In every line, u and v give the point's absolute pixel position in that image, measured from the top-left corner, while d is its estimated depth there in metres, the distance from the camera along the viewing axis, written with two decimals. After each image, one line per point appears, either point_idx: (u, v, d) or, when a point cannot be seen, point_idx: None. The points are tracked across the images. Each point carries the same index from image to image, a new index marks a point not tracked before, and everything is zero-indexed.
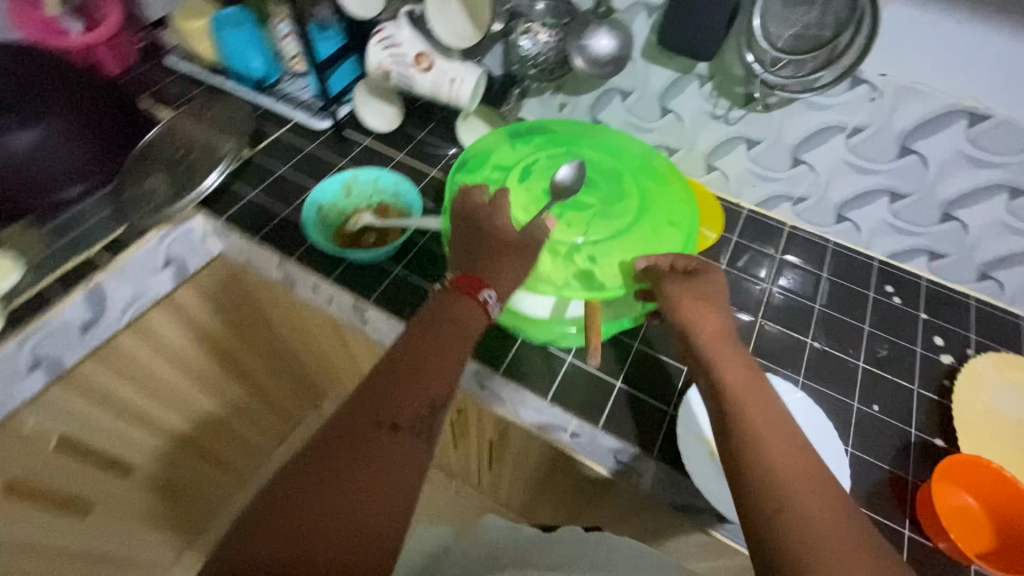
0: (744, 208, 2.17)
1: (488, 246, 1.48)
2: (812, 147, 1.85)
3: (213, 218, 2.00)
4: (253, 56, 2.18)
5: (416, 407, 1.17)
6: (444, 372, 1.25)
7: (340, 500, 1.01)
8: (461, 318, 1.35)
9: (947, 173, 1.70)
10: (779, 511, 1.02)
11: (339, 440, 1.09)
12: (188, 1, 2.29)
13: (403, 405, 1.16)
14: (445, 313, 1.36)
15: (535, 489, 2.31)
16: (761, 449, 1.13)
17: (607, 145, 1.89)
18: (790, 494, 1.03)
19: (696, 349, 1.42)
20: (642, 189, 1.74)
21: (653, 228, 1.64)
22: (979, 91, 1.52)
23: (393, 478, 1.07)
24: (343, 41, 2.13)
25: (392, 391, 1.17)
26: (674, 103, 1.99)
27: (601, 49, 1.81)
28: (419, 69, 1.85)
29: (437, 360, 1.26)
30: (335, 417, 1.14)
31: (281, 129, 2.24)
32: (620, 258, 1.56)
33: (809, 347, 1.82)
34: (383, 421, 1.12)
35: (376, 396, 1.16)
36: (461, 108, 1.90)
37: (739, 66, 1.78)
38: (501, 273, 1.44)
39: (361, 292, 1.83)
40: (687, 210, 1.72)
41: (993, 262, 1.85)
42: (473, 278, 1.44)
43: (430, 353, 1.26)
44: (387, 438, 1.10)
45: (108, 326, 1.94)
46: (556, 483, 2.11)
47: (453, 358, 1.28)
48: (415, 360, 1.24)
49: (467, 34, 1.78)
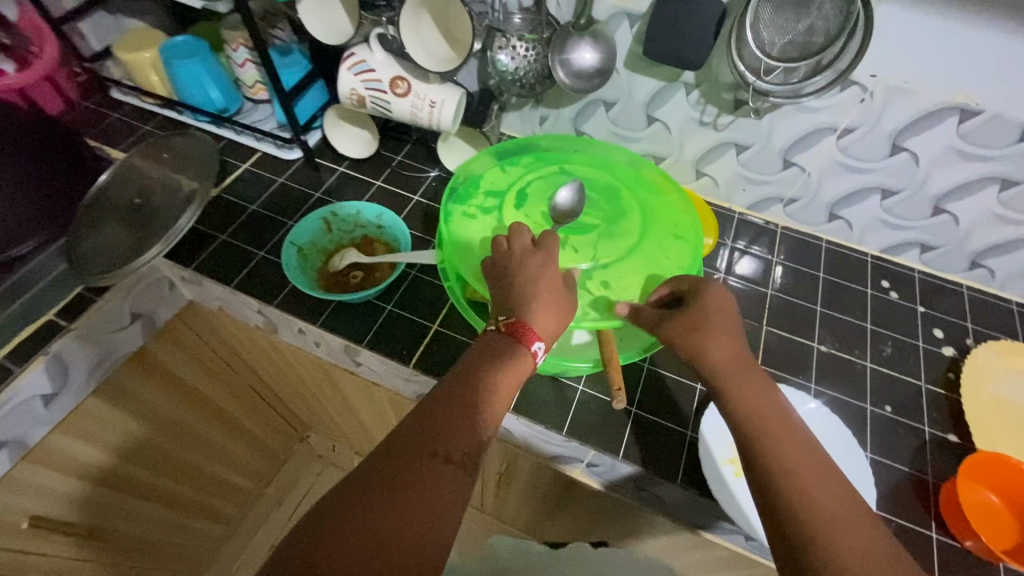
0: (736, 211, 2.14)
1: (503, 281, 1.42)
2: (803, 149, 1.84)
3: (182, 266, 1.85)
4: (210, 86, 2.01)
5: (465, 440, 1.13)
6: (493, 408, 1.21)
7: (390, 532, 0.98)
8: (512, 358, 1.30)
9: (938, 168, 1.72)
10: (825, 554, 0.97)
11: (390, 462, 1.07)
12: (129, 31, 2.11)
13: (456, 437, 1.12)
14: (493, 352, 1.30)
15: (545, 513, 2.24)
16: (798, 483, 1.07)
17: (599, 157, 1.83)
18: (834, 536, 0.98)
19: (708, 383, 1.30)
20: (641, 204, 1.70)
21: (658, 244, 1.61)
22: (968, 87, 1.53)
23: (442, 514, 1.03)
24: (308, 65, 1.99)
25: (445, 423, 1.14)
26: (660, 111, 1.96)
27: (584, 64, 1.79)
28: (395, 94, 1.76)
29: (485, 395, 1.21)
30: (388, 439, 1.12)
31: (247, 163, 2.10)
32: (631, 280, 1.54)
33: (816, 351, 1.80)
34: (437, 450, 1.09)
35: (427, 425, 1.13)
36: (443, 130, 1.84)
37: (726, 72, 1.76)
38: (544, 305, 1.37)
39: (353, 336, 1.70)
40: (690, 220, 1.68)
41: (984, 250, 1.87)
42: (529, 329, 1.33)
43: (478, 392, 1.21)
44: (437, 472, 1.06)
45: (74, 394, 1.79)
46: (569, 506, 2.05)
47: (504, 392, 1.25)
48: (468, 391, 1.21)
49: (445, 56, 1.67)
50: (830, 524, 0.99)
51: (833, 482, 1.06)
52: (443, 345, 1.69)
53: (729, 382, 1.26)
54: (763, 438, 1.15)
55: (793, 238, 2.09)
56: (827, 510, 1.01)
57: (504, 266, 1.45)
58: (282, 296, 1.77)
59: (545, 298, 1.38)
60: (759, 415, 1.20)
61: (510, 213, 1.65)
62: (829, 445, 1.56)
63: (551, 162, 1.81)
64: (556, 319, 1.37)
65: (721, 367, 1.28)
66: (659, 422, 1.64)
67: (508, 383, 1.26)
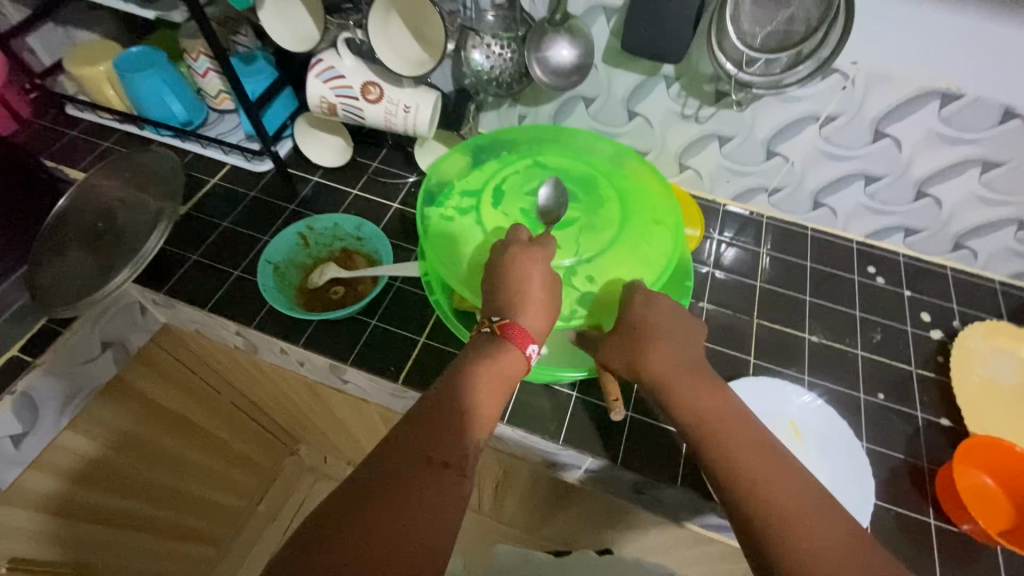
0: (720, 203, 2.12)
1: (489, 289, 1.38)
2: (785, 139, 1.82)
3: (152, 290, 1.76)
4: (172, 99, 1.91)
5: (460, 446, 1.09)
6: (487, 411, 1.18)
7: (385, 542, 0.93)
8: (503, 361, 1.26)
9: (920, 153, 1.71)
10: (791, 556, 0.95)
11: (383, 474, 1.02)
12: (81, 43, 1.99)
13: (451, 443, 1.08)
14: (487, 354, 1.25)
15: (544, 517, 2.20)
16: (748, 477, 1.06)
17: (575, 145, 1.76)
18: (791, 533, 0.97)
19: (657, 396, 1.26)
20: (620, 191, 1.64)
21: (641, 232, 1.56)
22: (950, 72, 1.52)
23: (441, 521, 0.99)
24: (274, 72, 1.89)
25: (439, 430, 1.09)
26: (641, 105, 1.92)
27: (561, 60, 1.73)
28: (367, 101, 1.69)
29: (480, 398, 1.17)
30: (378, 450, 1.06)
31: (216, 177, 2.01)
32: (617, 272, 1.49)
33: (808, 342, 1.80)
34: (433, 458, 1.05)
35: (421, 432, 1.08)
36: (419, 135, 1.77)
37: (707, 64, 1.72)
38: (536, 303, 1.33)
39: (337, 354, 1.65)
40: (671, 204, 1.62)
41: (967, 232, 1.88)
42: (521, 330, 1.29)
43: (473, 395, 1.17)
44: (435, 480, 1.02)
45: (45, 431, 1.72)
46: (568, 510, 2.01)
47: (496, 396, 1.21)
48: (459, 397, 1.17)
49: (418, 59, 1.61)
50: (790, 521, 0.98)
51: (791, 475, 1.05)
52: (430, 358, 1.64)
53: (672, 385, 1.24)
54: (717, 450, 1.12)
55: (779, 228, 2.07)
56: (788, 509, 1.00)
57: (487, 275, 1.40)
58: (260, 316, 1.70)
59: (529, 305, 1.33)
60: (708, 412, 1.19)
61: (489, 212, 1.58)
62: (825, 437, 1.55)
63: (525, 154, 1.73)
64: (546, 322, 1.34)
65: (665, 374, 1.26)
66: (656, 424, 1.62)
67: (501, 389, 1.22)
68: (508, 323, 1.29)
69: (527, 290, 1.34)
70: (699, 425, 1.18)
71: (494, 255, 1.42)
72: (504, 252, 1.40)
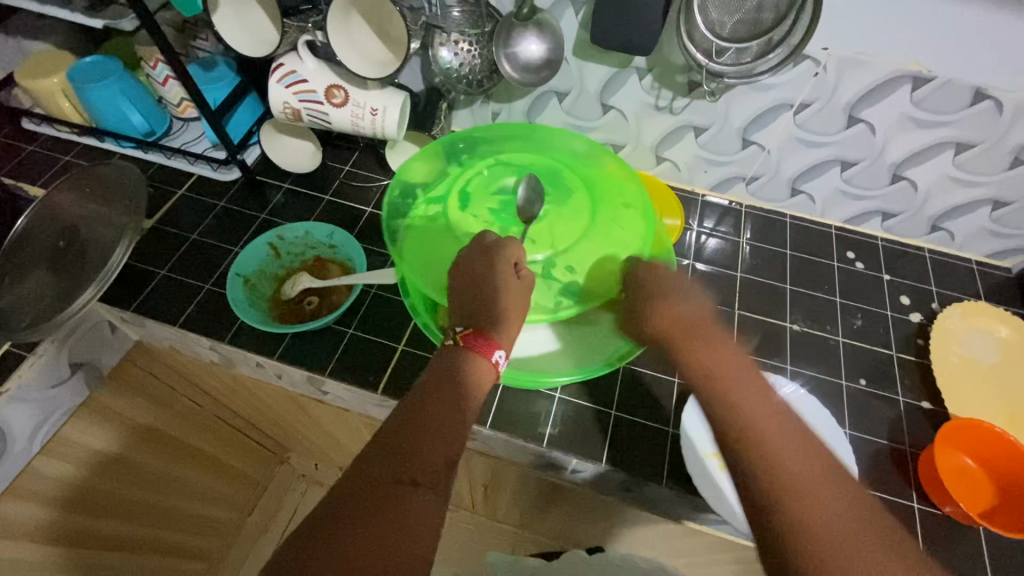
0: (699, 193, 2.10)
1: (460, 295, 1.36)
2: (760, 128, 1.81)
3: (120, 308, 1.71)
4: (131, 109, 1.84)
5: (432, 462, 1.07)
6: (460, 421, 1.16)
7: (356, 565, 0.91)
8: (472, 372, 1.25)
9: (895, 136, 1.71)
10: (798, 524, 0.93)
11: (352, 496, 1.00)
12: (34, 54, 1.92)
13: (423, 459, 1.06)
14: (452, 365, 1.25)
15: (536, 516, 2.19)
16: (768, 445, 1.03)
17: (536, 140, 1.74)
18: (796, 503, 0.95)
19: (675, 354, 1.30)
20: (585, 178, 1.60)
21: (610, 217, 1.53)
22: (920, 54, 1.51)
23: (415, 540, 0.97)
24: (238, 77, 1.84)
25: (411, 444, 1.08)
26: (615, 98, 1.89)
27: (530, 55, 1.69)
28: (332, 104, 1.64)
29: (450, 409, 1.16)
30: (347, 471, 1.04)
31: (183, 188, 1.96)
32: (596, 259, 1.45)
33: (790, 330, 1.79)
34: (402, 477, 1.03)
35: (393, 448, 1.07)
36: (389, 138, 1.73)
37: (678, 54, 1.70)
38: (499, 311, 1.34)
39: (315, 366, 1.61)
40: (636, 188, 1.60)
41: (943, 213, 1.88)
42: (483, 333, 1.31)
43: (443, 407, 1.16)
44: (409, 496, 1.01)
45: (17, 459, 1.66)
46: (560, 507, 2.00)
47: (467, 409, 1.19)
48: (431, 411, 1.14)
49: (382, 59, 1.58)
50: (799, 488, 0.97)
51: (804, 447, 1.03)
52: (410, 366, 1.61)
53: (686, 347, 1.28)
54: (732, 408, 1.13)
55: (758, 217, 2.06)
56: (796, 474, 0.99)
57: (459, 281, 1.37)
58: (235, 330, 1.66)
59: (499, 309, 1.33)
60: (725, 378, 1.18)
61: (456, 215, 1.54)
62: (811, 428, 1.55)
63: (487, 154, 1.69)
64: (510, 329, 1.34)
65: (676, 334, 1.31)
66: (639, 421, 1.62)
67: (471, 398, 1.22)
68: (470, 334, 1.31)
69: (493, 296, 1.33)
70: (723, 392, 1.15)
71: (463, 259, 1.38)
72: (471, 256, 1.37)
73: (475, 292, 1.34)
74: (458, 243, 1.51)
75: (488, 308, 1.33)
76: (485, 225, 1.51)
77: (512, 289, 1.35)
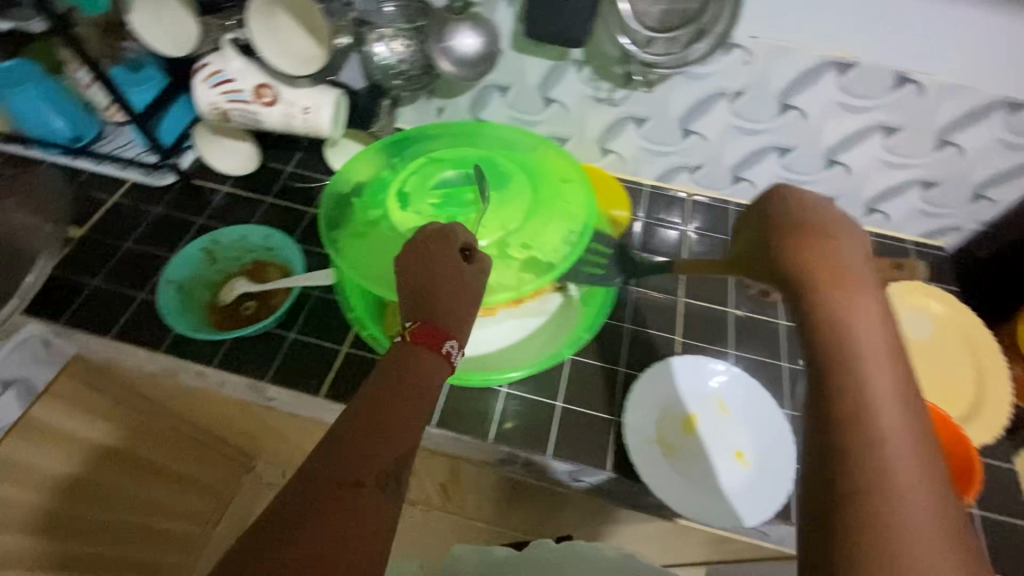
0: (645, 184, 2.11)
1: (411, 293, 1.30)
2: (698, 116, 1.83)
3: (47, 322, 1.64)
4: (55, 115, 1.78)
5: (381, 462, 1.06)
6: (412, 416, 1.15)
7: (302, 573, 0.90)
8: (424, 367, 1.21)
9: (826, 122, 1.74)
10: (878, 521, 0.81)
11: (300, 504, 0.98)
12: None
13: (371, 460, 1.05)
14: (402, 364, 1.20)
15: (503, 512, 2.17)
16: (879, 425, 0.89)
17: (471, 131, 1.76)
18: (888, 501, 0.82)
19: (809, 296, 1.06)
20: (520, 163, 1.62)
21: (552, 191, 1.57)
22: (842, 41, 1.55)
23: (365, 540, 0.98)
24: (165, 81, 1.80)
25: (355, 445, 1.07)
26: (555, 91, 1.89)
27: (466, 49, 1.66)
28: (263, 104, 1.61)
29: (396, 409, 1.13)
30: (294, 477, 1.02)
31: (116, 195, 1.89)
32: (550, 233, 1.50)
33: (734, 317, 1.82)
34: (349, 480, 1.01)
35: (340, 451, 1.05)
36: (326, 137, 1.70)
37: (612, 46, 1.71)
38: (442, 304, 1.30)
39: (253, 372, 1.57)
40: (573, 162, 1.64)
41: (878, 196, 1.92)
42: (432, 329, 1.25)
43: (389, 408, 1.12)
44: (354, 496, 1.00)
45: None
46: (525, 501, 1.99)
47: (420, 404, 1.17)
48: (380, 411, 1.11)
49: (310, 54, 1.53)
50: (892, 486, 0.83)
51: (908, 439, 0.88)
52: (353, 365, 1.58)
53: (837, 293, 1.04)
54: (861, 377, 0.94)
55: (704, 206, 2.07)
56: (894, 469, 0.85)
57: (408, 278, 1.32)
58: (170, 335, 1.62)
59: (455, 301, 1.31)
60: (863, 343, 0.98)
61: (397, 215, 1.51)
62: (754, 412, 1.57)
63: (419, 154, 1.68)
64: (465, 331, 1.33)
65: (830, 275, 1.06)
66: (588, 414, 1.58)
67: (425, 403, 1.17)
68: (419, 333, 1.24)
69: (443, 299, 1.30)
70: (852, 349, 0.97)
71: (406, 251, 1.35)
72: (416, 247, 1.34)
73: (422, 286, 1.30)
74: (403, 244, 1.49)
75: (436, 303, 1.29)
76: (430, 218, 1.50)
77: (464, 283, 1.32)
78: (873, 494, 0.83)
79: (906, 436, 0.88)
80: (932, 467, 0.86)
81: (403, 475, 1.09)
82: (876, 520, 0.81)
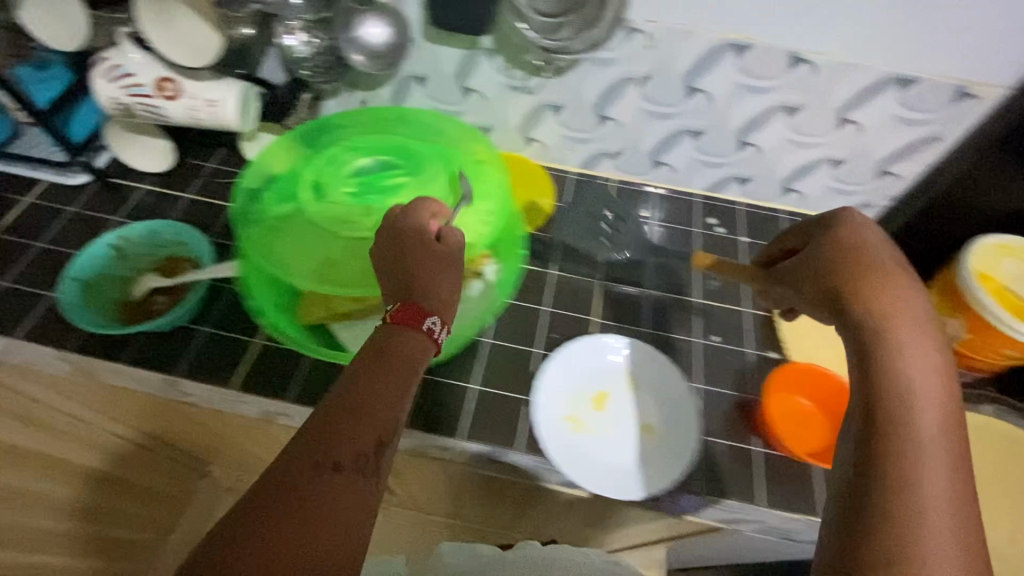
0: (573, 171, 2.26)
1: (405, 265, 1.43)
2: (705, 74, 1.82)
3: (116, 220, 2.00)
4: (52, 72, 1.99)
5: (359, 443, 1.14)
6: (391, 396, 1.22)
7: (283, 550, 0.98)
8: (404, 352, 1.29)
9: (837, 77, 1.75)
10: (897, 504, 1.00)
11: (280, 483, 1.06)
12: None
13: (343, 442, 1.13)
14: (395, 354, 1.28)
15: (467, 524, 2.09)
16: (914, 488, 1.01)
17: (389, 116, 1.91)
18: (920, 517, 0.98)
19: (849, 313, 1.27)
20: (433, 147, 1.82)
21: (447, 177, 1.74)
22: (814, 42, 1.69)
23: (344, 521, 1.06)
24: (71, 76, 2.01)
25: (339, 434, 1.15)
26: (472, 82, 1.99)
27: (374, 38, 1.79)
28: (164, 94, 1.81)
29: (372, 394, 1.21)
30: (275, 462, 1.10)
31: (155, 138, 2.12)
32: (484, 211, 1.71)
33: (699, 345, 1.89)
34: (326, 462, 1.09)
35: (319, 461, 1.11)
36: (231, 126, 1.90)
37: (515, 33, 1.82)
38: (439, 290, 1.41)
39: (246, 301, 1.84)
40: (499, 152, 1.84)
41: (891, 157, 1.93)
42: (411, 307, 1.36)
43: (370, 395, 1.20)
44: (349, 489, 1.09)
45: None
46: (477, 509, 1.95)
47: (402, 385, 1.25)
48: (354, 399, 1.19)
49: (202, 48, 1.71)
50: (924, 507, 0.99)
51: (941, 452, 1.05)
52: (312, 372, 1.75)
53: (898, 321, 1.21)
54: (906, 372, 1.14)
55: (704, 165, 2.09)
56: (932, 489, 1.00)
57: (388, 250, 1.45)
58: (76, 339, 1.74)
59: (442, 283, 1.42)
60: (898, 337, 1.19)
61: (310, 200, 1.72)
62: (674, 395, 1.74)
63: (334, 143, 1.84)
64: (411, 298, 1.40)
65: (894, 310, 1.22)
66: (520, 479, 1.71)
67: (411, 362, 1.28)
68: (401, 315, 1.34)
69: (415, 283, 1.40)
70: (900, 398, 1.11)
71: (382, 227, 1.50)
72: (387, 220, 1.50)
73: (369, 378, 1.22)
74: (315, 229, 1.70)
75: (408, 343, 1.31)
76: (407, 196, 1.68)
77: (443, 258, 1.45)
78: (903, 500, 1.00)
79: (944, 491, 1.00)
80: (964, 519, 0.99)
81: (382, 458, 1.16)
82: (904, 549, 0.95)
